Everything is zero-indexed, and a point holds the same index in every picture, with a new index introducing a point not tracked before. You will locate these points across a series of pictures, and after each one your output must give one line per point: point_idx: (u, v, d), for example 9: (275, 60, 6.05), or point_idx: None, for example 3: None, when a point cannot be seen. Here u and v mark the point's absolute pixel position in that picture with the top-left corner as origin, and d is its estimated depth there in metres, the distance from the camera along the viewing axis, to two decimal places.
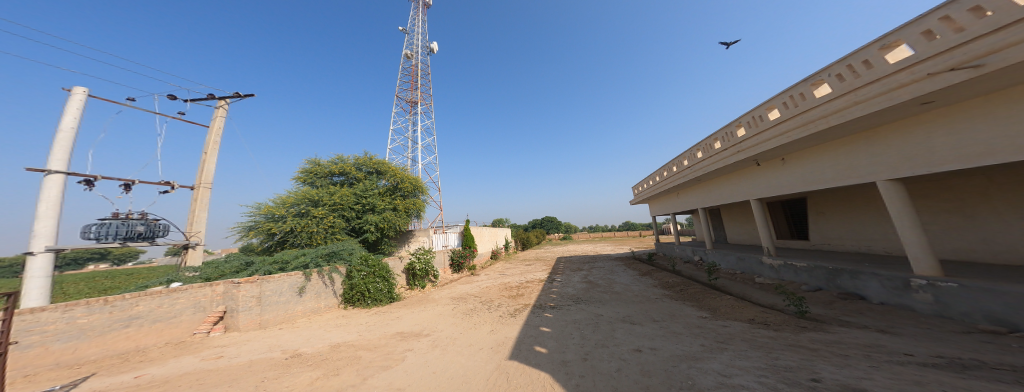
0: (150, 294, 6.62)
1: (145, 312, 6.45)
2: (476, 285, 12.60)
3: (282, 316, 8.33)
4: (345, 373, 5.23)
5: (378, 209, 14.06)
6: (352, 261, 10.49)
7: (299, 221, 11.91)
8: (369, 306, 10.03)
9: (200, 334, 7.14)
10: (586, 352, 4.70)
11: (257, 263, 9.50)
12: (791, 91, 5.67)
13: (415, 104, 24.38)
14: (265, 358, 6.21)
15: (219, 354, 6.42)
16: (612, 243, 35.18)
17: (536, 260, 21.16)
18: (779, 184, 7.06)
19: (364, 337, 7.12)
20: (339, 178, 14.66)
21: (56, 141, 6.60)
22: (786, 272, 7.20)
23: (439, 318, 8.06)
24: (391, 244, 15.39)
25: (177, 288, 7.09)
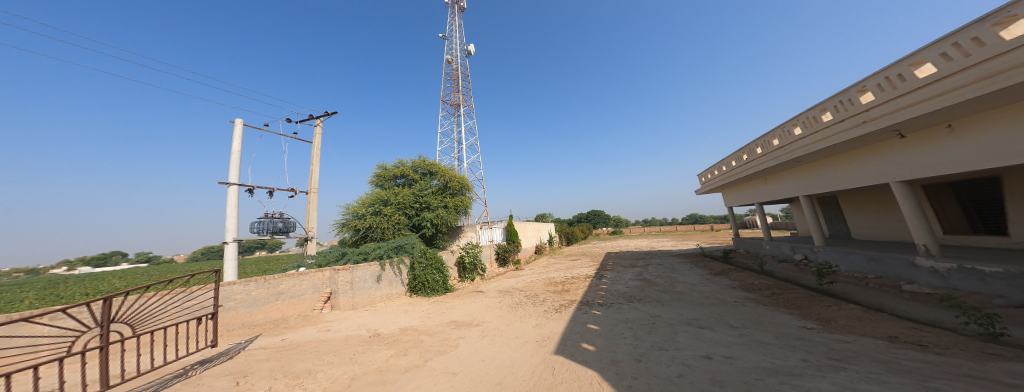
0: (287, 275, 8.89)
1: (287, 289, 8.71)
2: (521, 280, 13.46)
3: (366, 299, 10.22)
4: (411, 354, 6.51)
5: (432, 207, 15.72)
6: (414, 253, 12.11)
7: (373, 218, 14.13)
8: (430, 294, 11.65)
9: (316, 310, 9.32)
10: (641, 353, 4.49)
11: (349, 252, 11.74)
12: (957, 33, 3.96)
13: (458, 106, 26.13)
14: (352, 335, 7.90)
15: (328, 327, 8.33)
16: (664, 237, 33.21)
17: (582, 255, 21.35)
18: (932, 163, 5.08)
19: (426, 323, 8.44)
20: (400, 180, 16.74)
21: (230, 161, 9.02)
22: (959, 279, 5.02)
23: (487, 310, 9.07)
24: (445, 238, 17.11)
25: (302, 271, 9.30)
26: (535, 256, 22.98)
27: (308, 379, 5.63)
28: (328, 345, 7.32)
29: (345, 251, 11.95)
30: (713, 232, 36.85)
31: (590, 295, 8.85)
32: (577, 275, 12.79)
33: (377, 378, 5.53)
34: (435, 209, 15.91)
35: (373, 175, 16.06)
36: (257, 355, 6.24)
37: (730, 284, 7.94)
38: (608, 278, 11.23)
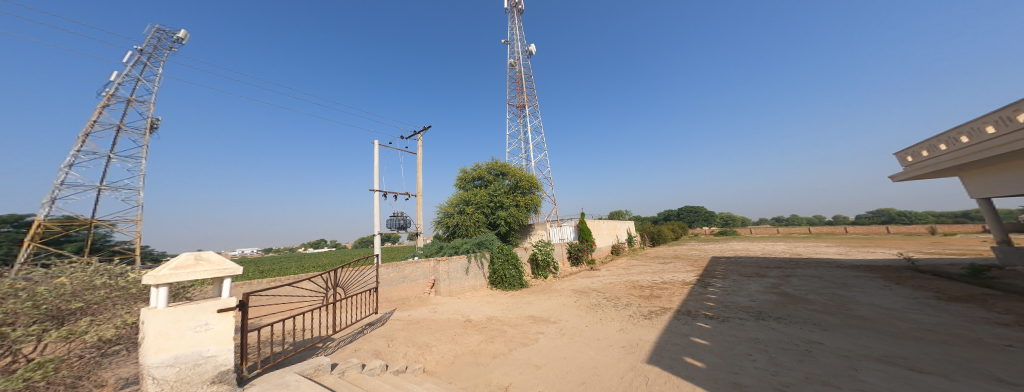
0: (410, 263, 10.90)
1: (408, 274, 10.70)
2: (599, 281, 13.06)
3: (459, 288, 11.64)
4: (497, 342, 7.21)
5: (506, 206, 16.56)
6: (493, 249, 13.05)
7: (458, 217, 15.81)
8: (507, 287, 12.51)
9: (425, 293, 11.13)
10: (784, 383, 3.94)
11: (444, 246, 13.54)
12: None
13: (524, 107, 26.82)
14: (451, 319, 9.13)
15: (433, 309, 9.79)
16: (786, 241, 26.70)
17: (667, 258, 19.23)
18: None
19: (507, 315, 9.10)
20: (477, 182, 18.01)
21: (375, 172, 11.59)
22: None
23: (564, 308, 9.22)
24: (518, 236, 17.87)
25: (416, 260, 11.14)
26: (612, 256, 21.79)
27: (425, 350, 6.84)
28: (435, 324, 8.67)
29: (442, 245, 13.84)
30: (871, 237, 27.50)
31: (687, 305, 8.02)
32: (663, 281, 11.65)
33: (471, 359, 6.37)
34: (508, 208, 16.74)
35: (456, 178, 17.64)
36: (397, 325, 7.93)
37: (986, 318, 5.77)
38: (704, 288, 9.95)
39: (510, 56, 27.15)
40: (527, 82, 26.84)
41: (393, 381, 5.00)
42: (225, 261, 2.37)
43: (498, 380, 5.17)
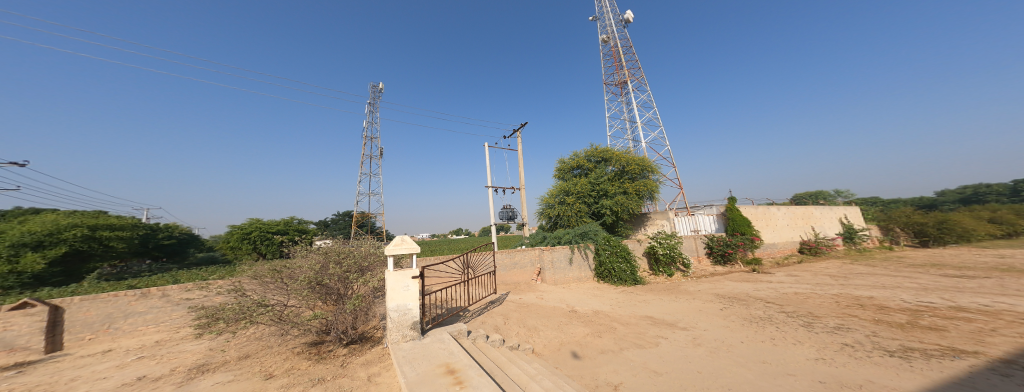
0: (520, 250, 11.71)
1: (519, 260, 11.54)
2: (752, 290, 10.18)
3: (564, 278, 11.75)
4: (607, 338, 6.87)
5: (610, 194, 15.40)
6: (598, 241, 12.41)
7: (560, 207, 15.55)
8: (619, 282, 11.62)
9: (533, 280, 11.74)
10: None
11: (548, 236, 13.89)
12: None
13: (624, 85, 24.27)
14: (557, 307, 9.29)
15: (541, 296, 10.22)
16: None
17: (877, 268, 13.11)
18: None
19: (618, 312, 8.45)
20: (576, 171, 17.04)
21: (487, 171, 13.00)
22: None
23: (693, 314, 7.84)
24: (627, 226, 16.26)
25: (524, 248, 11.87)
26: (791, 256, 17.13)
27: (535, 333, 7.21)
28: (543, 310, 9.01)
29: (546, 235, 14.24)
30: None
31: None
32: (863, 301, 8.10)
33: (578, 350, 6.32)
34: (613, 196, 15.52)
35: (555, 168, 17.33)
36: (510, 306, 8.72)
37: None
38: None
39: (602, 32, 25.01)
40: (625, 55, 24.07)
41: (509, 355, 5.57)
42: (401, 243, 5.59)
43: (607, 376, 4.91)
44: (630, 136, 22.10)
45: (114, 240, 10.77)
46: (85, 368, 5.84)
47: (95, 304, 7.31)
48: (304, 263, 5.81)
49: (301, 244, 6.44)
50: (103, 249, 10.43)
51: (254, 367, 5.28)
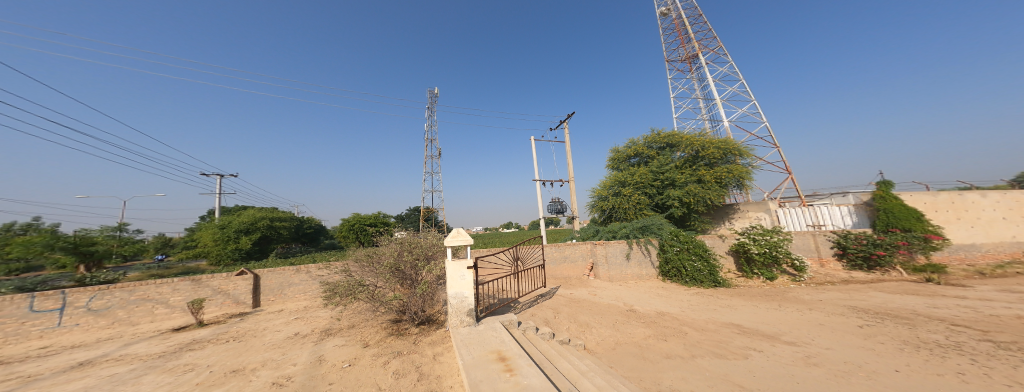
0: (569, 244, 11.19)
1: (568, 254, 11.06)
2: (888, 287, 7.66)
3: (620, 275, 10.66)
4: (672, 342, 5.96)
5: (680, 183, 12.66)
6: (663, 236, 10.55)
7: (615, 199, 13.48)
8: (694, 285, 9.05)
9: (585, 276, 11.04)
10: None
11: (601, 231, 12.79)
12: None
13: (693, 59, 21.45)
14: (612, 305, 8.48)
15: (593, 292, 9.49)
16: None
17: None
18: None
19: (690, 314, 7.17)
20: (635, 160, 14.91)
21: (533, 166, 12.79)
22: None
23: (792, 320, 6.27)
24: (706, 222, 13.09)
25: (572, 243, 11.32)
26: (1012, 266, 10.01)
27: (586, 329, 6.66)
28: (596, 306, 8.35)
29: (598, 229, 13.16)
30: None
31: None
32: None
33: (637, 352, 5.57)
34: (683, 186, 12.73)
35: (607, 159, 15.63)
36: (561, 300, 8.36)
37: None
38: None
39: (660, 4, 22.45)
40: (691, 25, 21.15)
41: (558, 349, 5.25)
42: (460, 236, 5.93)
43: (673, 383, 4.08)
44: (705, 115, 19.50)
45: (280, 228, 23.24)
46: (234, 326, 7.20)
47: (274, 274, 9.07)
48: (385, 251, 6.80)
49: (386, 235, 7.48)
50: (276, 234, 22.83)
51: (358, 336, 6.42)
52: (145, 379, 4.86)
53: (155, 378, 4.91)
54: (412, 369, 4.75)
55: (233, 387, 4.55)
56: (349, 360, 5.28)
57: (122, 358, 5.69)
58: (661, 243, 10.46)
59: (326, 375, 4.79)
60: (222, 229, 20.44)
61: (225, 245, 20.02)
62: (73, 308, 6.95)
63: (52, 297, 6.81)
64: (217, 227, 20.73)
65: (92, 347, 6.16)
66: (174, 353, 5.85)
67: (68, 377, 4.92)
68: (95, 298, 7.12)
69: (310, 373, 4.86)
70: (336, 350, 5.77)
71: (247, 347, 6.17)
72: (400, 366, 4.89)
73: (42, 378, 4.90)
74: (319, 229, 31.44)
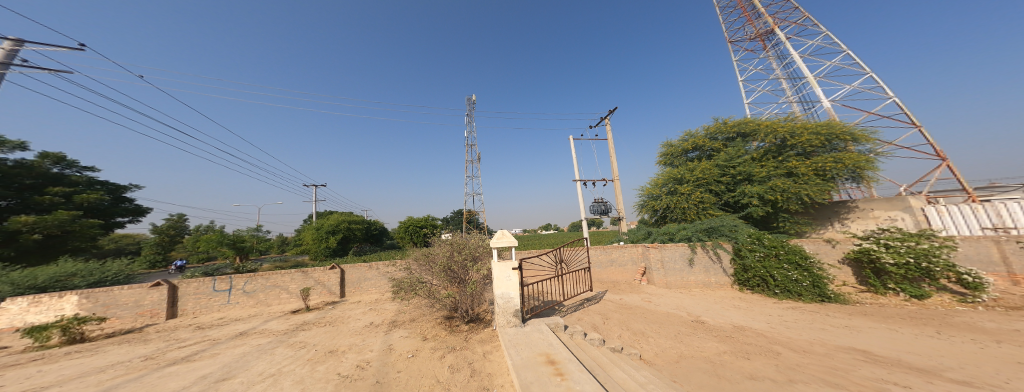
0: (615, 247, 11.07)
1: (615, 257, 10.89)
2: None
3: (679, 281, 9.58)
4: (757, 360, 5.05)
5: (759, 178, 10.80)
6: (739, 239, 9.11)
7: (671, 198, 12.22)
8: (786, 297, 7.64)
9: (636, 280, 10.42)
10: None
11: (654, 233, 11.73)
12: None
13: (765, 36, 18.71)
14: (671, 313, 7.61)
15: (648, 299, 8.68)
16: None
17: None
18: None
19: (783, 332, 6.01)
20: (694, 154, 13.34)
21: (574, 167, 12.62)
22: None
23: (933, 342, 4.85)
24: (801, 223, 10.74)
25: (619, 246, 11.05)
26: None
27: (642, 338, 6.07)
28: (652, 314, 7.57)
29: (651, 231, 12.08)
30: None
31: None
32: None
33: (709, 367, 4.85)
34: (765, 181, 10.80)
35: (659, 155, 14.37)
36: (609, 306, 7.99)
37: None
38: None
39: None
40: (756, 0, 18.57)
41: (610, 357, 4.84)
42: (504, 237, 5.90)
43: None
44: (793, 96, 16.74)
45: (358, 230, 26.40)
46: (321, 312, 8.20)
47: (354, 269, 10.08)
48: (438, 252, 6.99)
49: (436, 236, 7.80)
50: (354, 235, 26.11)
51: (418, 329, 6.76)
52: (275, 350, 5.76)
53: (283, 350, 5.79)
54: (465, 364, 4.79)
55: (331, 365, 5.10)
56: (412, 351, 5.56)
57: (264, 331, 6.83)
58: (738, 248, 9.01)
59: (395, 363, 5.09)
60: (318, 229, 24.79)
61: (320, 243, 24.31)
62: (236, 289, 8.68)
63: (225, 281, 8.64)
64: (315, 228, 25.23)
65: (245, 321, 7.54)
66: (276, 331, 6.86)
67: (229, 343, 5.99)
68: (248, 282, 8.78)
69: (383, 360, 5.23)
70: (401, 341, 6.13)
71: (336, 331, 6.91)
72: (455, 360, 4.97)
73: (221, 342, 6.00)
74: (382, 231, 34.63)
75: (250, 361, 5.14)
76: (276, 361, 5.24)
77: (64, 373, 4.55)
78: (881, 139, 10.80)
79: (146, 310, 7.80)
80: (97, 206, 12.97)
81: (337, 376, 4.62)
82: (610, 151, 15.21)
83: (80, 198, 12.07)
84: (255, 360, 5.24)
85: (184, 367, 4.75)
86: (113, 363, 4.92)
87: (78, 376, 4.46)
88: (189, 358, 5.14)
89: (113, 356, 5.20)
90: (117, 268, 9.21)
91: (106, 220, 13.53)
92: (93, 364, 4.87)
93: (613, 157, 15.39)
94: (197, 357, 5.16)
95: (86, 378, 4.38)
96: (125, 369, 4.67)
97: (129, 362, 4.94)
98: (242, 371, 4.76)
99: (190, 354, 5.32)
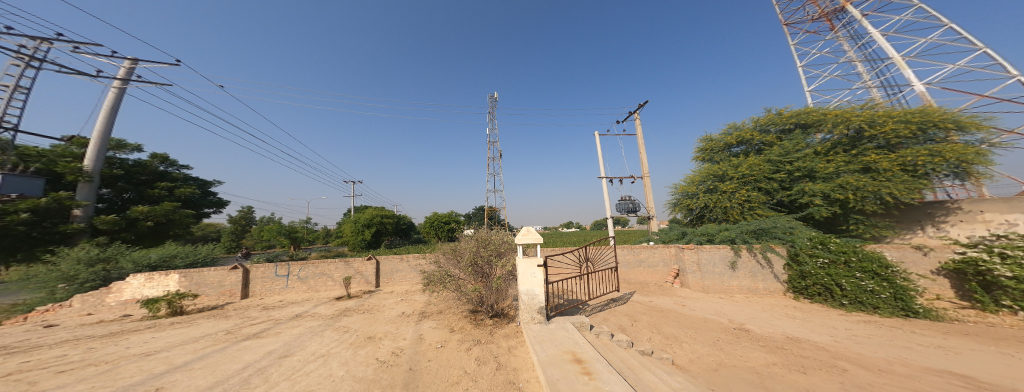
0: (644, 247, 10.65)
1: (645, 258, 10.44)
2: None
3: (719, 286, 8.91)
4: (813, 375, 4.56)
5: (824, 174, 9.60)
6: (797, 243, 8.22)
7: (711, 196, 11.38)
8: (857, 309, 6.80)
9: (669, 282, 9.93)
10: None
11: (689, 233, 11.03)
12: None
13: (835, 14, 16.64)
14: (707, 319, 7.10)
15: (681, 303, 8.19)
16: None
17: None
18: None
19: (852, 347, 5.34)
20: (739, 149, 12.29)
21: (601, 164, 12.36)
22: None
23: None
24: (880, 227, 9.28)
25: (650, 246, 10.59)
26: None
27: (673, 343, 5.74)
28: (684, 319, 7.12)
29: (685, 231, 11.35)
30: None
31: None
32: None
33: (752, 378, 4.45)
34: (830, 178, 9.59)
35: (696, 151, 13.50)
36: (637, 308, 7.67)
37: None
38: None
39: None
40: None
41: (640, 360, 4.61)
42: (528, 234, 5.87)
43: None
44: (872, 80, 14.78)
45: (389, 224, 27.86)
46: (363, 300, 8.77)
47: (388, 261, 10.63)
48: (466, 246, 7.11)
49: (462, 231, 7.94)
50: (386, 228, 27.61)
51: (445, 321, 6.96)
52: (324, 333, 6.25)
53: (330, 333, 6.26)
54: (491, 358, 4.84)
55: (370, 350, 5.42)
56: (440, 342, 5.73)
57: (314, 315, 7.43)
58: (795, 252, 8.19)
59: (425, 352, 5.27)
60: (355, 222, 26.57)
61: (356, 235, 26.07)
62: (293, 276, 9.55)
63: (284, 267, 9.54)
64: (353, 221, 27.05)
65: (300, 304, 8.27)
66: (324, 315, 7.46)
67: (288, 323, 6.61)
68: (302, 269, 9.64)
69: (414, 349, 5.44)
70: (430, 331, 6.35)
71: (372, 319, 7.34)
72: (481, 353, 5.04)
73: (282, 322, 6.65)
74: (410, 225, 36.16)
75: (305, 341, 5.63)
76: (326, 343, 5.69)
77: (169, 340, 5.32)
78: (990, 127, 9.00)
79: (226, 289, 8.90)
80: (190, 198, 14.96)
81: (375, 361, 4.89)
82: (640, 146, 14.58)
83: (179, 192, 13.94)
84: (309, 340, 5.73)
85: (256, 342, 5.33)
86: (204, 334, 5.65)
87: (179, 343, 5.19)
88: (259, 334, 5.75)
89: (203, 328, 5.98)
90: (207, 252, 10.75)
91: (196, 210, 15.58)
92: (189, 334, 5.64)
93: (643, 153, 14.72)
94: (264, 335, 5.76)
95: (185, 346, 5.08)
96: (211, 340, 5.35)
97: (215, 334, 5.65)
98: (300, 350, 5.23)
99: (260, 331, 5.96)
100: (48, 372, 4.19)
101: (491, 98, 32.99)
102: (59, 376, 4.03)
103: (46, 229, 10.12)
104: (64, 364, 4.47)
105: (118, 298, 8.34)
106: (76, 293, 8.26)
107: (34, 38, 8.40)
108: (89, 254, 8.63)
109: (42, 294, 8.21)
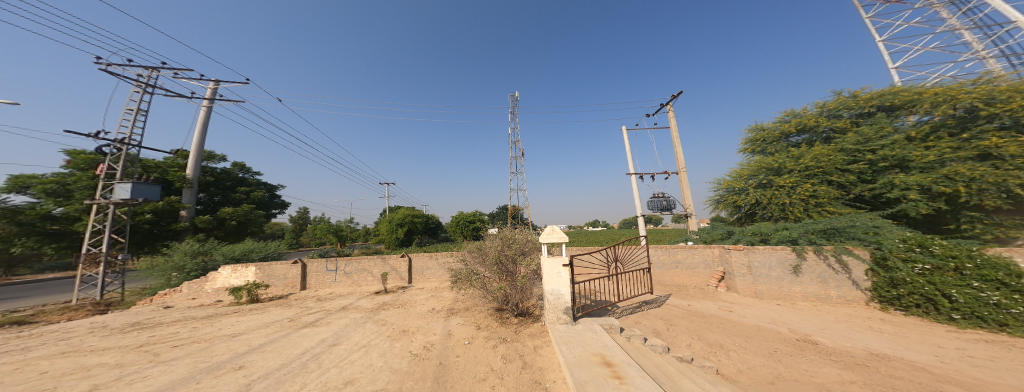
0: (681, 247, 9.94)
1: (683, 259, 9.81)
2: None
3: (777, 292, 7.96)
4: None
5: (922, 162, 8.09)
6: (883, 244, 7.04)
7: (764, 192, 10.21)
8: (972, 325, 5.62)
9: (713, 286, 9.08)
10: None
11: (737, 233, 10.01)
12: None
13: None
14: (762, 327, 6.35)
15: (729, 309, 7.42)
16: None
17: None
18: None
19: (965, 371, 4.41)
20: (800, 138, 10.91)
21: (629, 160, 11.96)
22: None
23: None
24: (1007, 226, 7.53)
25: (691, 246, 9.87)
26: None
27: (718, 351, 5.20)
28: (733, 326, 6.44)
29: (732, 230, 10.34)
30: None
31: None
32: None
33: None
34: (932, 167, 8.06)
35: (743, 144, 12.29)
36: (674, 312, 7.10)
37: None
38: None
39: None
40: None
41: (678, 367, 4.20)
42: (552, 233, 5.65)
43: None
44: (986, 50, 12.20)
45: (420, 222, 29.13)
46: (398, 295, 9.18)
47: (420, 258, 11.00)
48: (491, 245, 7.13)
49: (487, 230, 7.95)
50: (417, 227, 28.86)
51: (472, 318, 7.01)
52: (365, 325, 6.61)
53: (370, 325, 6.61)
54: (517, 356, 4.73)
55: (404, 343, 5.61)
56: (468, 338, 5.76)
57: (355, 307, 7.93)
58: (881, 256, 6.98)
59: (454, 348, 5.32)
60: (390, 221, 28.11)
61: (392, 233, 27.55)
62: (339, 270, 10.30)
63: (333, 262, 10.31)
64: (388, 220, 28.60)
65: (344, 297, 8.88)
66: (365, 308, 7.91)
67: (336, 314, 7.11)
68: (348, 264, 10.34)
69: (444, 344, 5.53)
70: (459, 328, 6.43)
71: (406, 313, 7.64)
72: (507, 351, 4.96)
73: (332, 313, 7.19)
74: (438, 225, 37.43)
75: (350, 332, 6.00)
76: (367, 334, 6.00)
77: (248, 324, 5.97)
78: None
79: (290, 281, 9.88)
80: (262, 200, 16.90)
81: (410, 354, 5.03)
82: (674, 140, 13.67)
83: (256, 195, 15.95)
84: (353, 331, 6.09)
85: (312, 330, 5.77)
86: (272, 320, 6.27)
87: (256, 327, 5.79)
88: (314, 323, 6.25)
89: (272, 315, 6.63)
90: (275, 246, 12.05)
91: (267, 211, 17.55)
92: (262, 320, 6.28)
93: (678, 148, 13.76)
94: (318, 324, 6.23)
95: (260, 330, 5.66)
96: (278, 326, 5.89)
97: (281, 321, 6.24)
98: (346, 339, 5.57)
99: (315, 320, 6.47)
100: (165, 346, 4.90)
101: (510, 99, 33.05)
102: (173, 350, 4.69)
103: (162, 226, 12.00)
104: (177, 339, 5.22)
105: (213, 286, 9.63)
106: (184, 281, 9.69)
107: (147, 67, 9.97)
108: (193, 247, 10.17)
109: (162, 281, 9.81)
